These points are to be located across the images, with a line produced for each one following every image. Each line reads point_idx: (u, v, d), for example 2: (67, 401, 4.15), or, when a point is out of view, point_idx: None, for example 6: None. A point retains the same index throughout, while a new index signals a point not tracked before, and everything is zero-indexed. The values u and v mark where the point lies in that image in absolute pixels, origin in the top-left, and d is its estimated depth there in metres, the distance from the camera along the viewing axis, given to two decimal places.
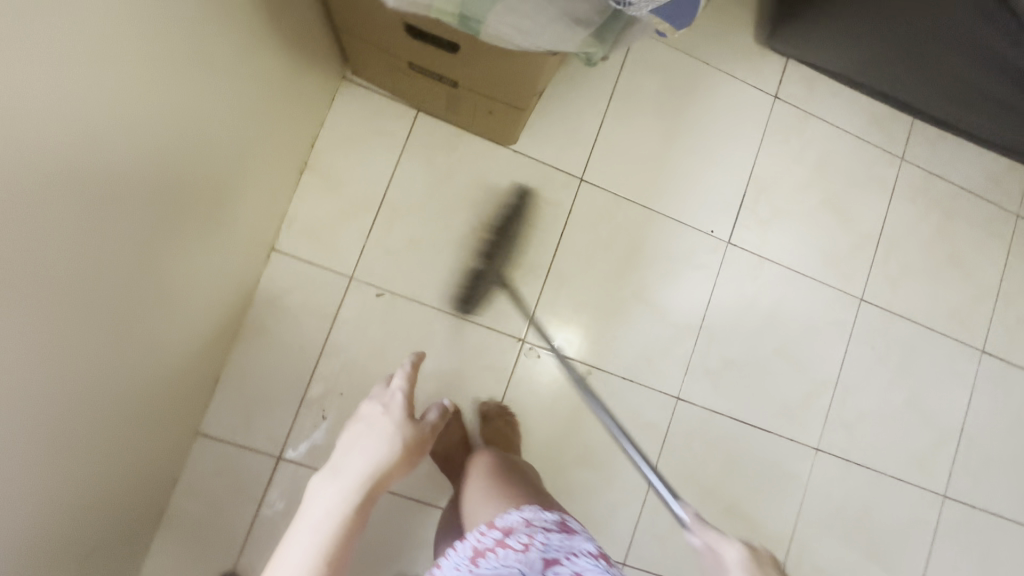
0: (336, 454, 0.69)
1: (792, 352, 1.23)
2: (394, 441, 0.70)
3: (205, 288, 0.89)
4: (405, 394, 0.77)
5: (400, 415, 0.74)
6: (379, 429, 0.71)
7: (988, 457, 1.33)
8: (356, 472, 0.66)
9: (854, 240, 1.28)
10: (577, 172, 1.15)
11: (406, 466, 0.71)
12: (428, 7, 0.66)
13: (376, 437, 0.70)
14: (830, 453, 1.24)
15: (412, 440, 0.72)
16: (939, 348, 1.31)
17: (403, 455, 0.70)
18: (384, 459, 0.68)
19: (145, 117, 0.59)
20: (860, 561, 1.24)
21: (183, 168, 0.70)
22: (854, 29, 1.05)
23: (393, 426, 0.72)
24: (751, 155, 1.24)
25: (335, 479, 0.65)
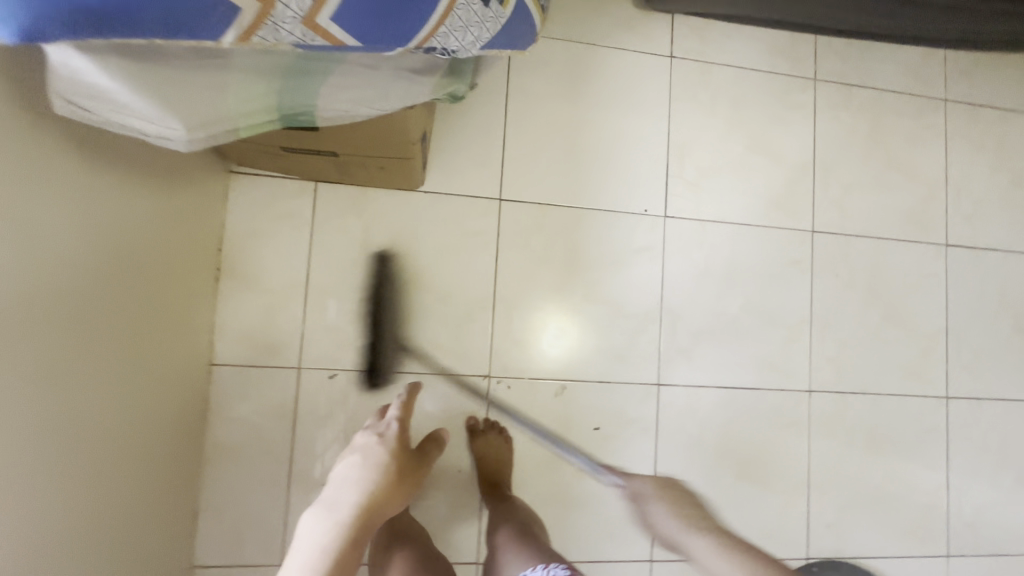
0: (337, 474, 0.71)
1: (760, 304, 1.21)
2: (384, 470, 0.72)
3: (159, 412, 0.87)
4: (403, 424, 0.80)
5: (393, 444, 0.76)
6: (376, 455, 0.74)
7: (983, 346, 1.31)
8: (349, 501, 0.67)
9: (791, 174, 1.25)
10: (494, 194, 1.12)
11: (400, 501, 0.72)
12: (237, 132, 0.57)
13: (370, 464, 0.72)
14: (824, 391, 1.23)
15: (407, 459, 0.76)
16: (903, 255, 1.29)
17: (395, 484, 0.71)
18: (376, 488, 0.69)
19: (42, 245, 0.59)
20: (882, 485, 1.23)
21: (105, 310, 0.71)
22: None
23: (390, 454, 0.74)
24: (663, 123, 1.20)
25: (329, 514, 0.65)
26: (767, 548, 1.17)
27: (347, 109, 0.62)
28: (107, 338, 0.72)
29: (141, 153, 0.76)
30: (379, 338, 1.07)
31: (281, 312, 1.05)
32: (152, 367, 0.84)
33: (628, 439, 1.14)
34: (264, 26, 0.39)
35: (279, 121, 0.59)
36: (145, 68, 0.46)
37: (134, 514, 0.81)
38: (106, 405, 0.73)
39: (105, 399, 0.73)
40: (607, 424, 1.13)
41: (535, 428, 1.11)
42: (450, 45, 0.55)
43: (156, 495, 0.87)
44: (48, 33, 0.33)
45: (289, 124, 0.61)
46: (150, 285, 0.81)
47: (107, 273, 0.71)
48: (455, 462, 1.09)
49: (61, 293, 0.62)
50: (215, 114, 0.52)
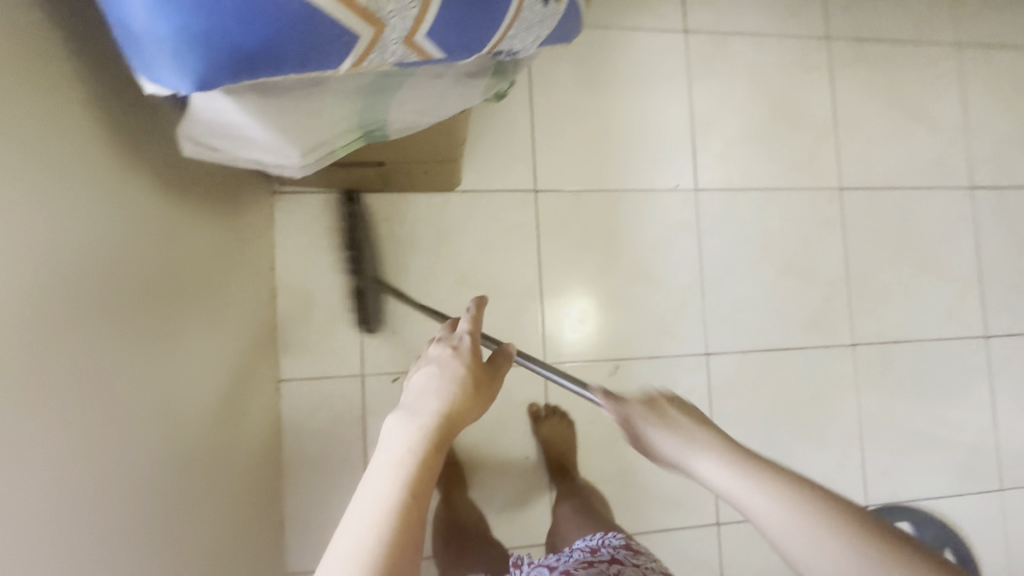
0: (404, 402, 0.49)
1: (796, 265, 1.23)
2: (463, 379, 0.51)
3: (246, 431, 0.88)
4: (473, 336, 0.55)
5: (469, 356, 0.53)
6: (449, 365, 0.52)
7: (1016, 282, 1.33)
8: (435, 410, 0.47)
9: (813, 134, 1.27)
10: (529, 185, 1.14)
11: (481, 411, 0.52)
12: (334, 153, 0.60)
13: (445, 373, 0.51)
14: (868, 343, 1.25)
15: (484, 371, 0.53)
16: (930, 202, 1.31)
17: (475, 395, 0.51)
18: (459, 397, 0.49)
19: (161, 250, 0.58)
20: (932, 427, 1.26)
21: (171, 278, 0.60)
22: None
23: (464, 366, 0.52)
24: (685, 97, 1.22)
25: (415, 423, 0.46)
26: None
27: (413, 118, 0.66)
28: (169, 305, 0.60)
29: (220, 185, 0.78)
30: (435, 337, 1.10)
31: (339, 323, 1.08)
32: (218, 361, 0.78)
33: None
34: (374, 50, 0.41)
35: (360, 137, 0.62)
36: (264, 105, 0.45)
37: (237, 532, 0.83)
38: (177, 386, 0.62)
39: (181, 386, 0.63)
40: None
41: (595, 408, 1.14)
42: (513, 48, 0.58)
43: (252, 509, 0.91)
44: (219, 85, 0.35)
45: (367, 140, 0.64)
46: (205, 263, 0.72)
47: (172, 250, 0.61)
48: (522, 449, 1.12)
49: (158, 291, 0.57)
50: (319, 137, 0.53)
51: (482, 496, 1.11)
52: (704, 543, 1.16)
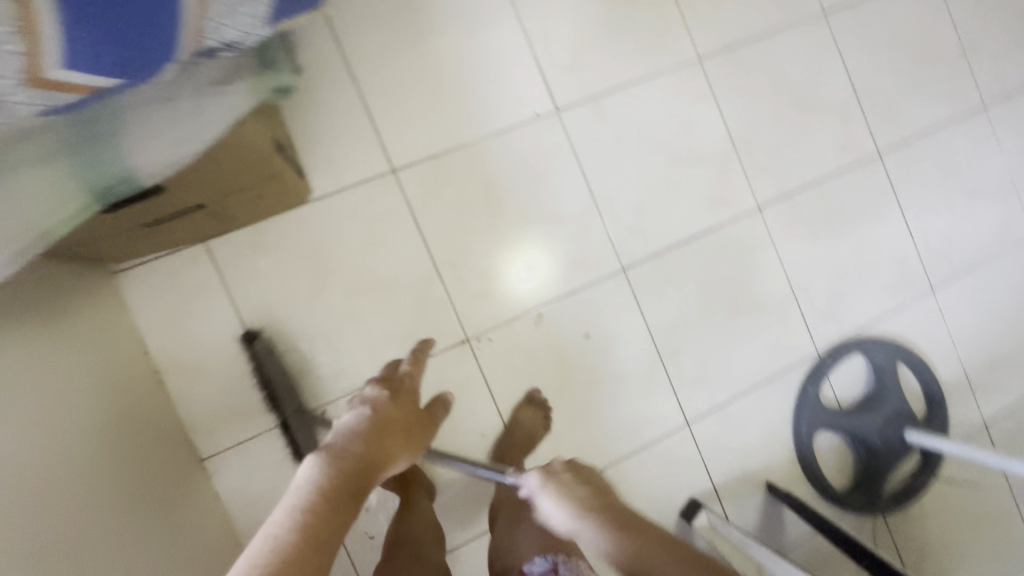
0: (333, 445, 0.53)
1: (680, 151, 1.20)
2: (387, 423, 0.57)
3: (172, 521, 0.85)
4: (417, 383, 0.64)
5: (404, 401, 0.61)
6: (381, 413, 0.58)
7: (892, 92, 1.33)
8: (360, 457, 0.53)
9: (656, 10, 1.20)
10: (385, 168, 1.06)
11: (404, 456, 0.58)
12: (47, 235, 0.50)
13: (371, 419, 0.57)
14: (772, 202, 1.25)
15: (411, 415, 0.61)
16: (791, 41, 1.27)
17: (400, 440, 0.58)
18: (382, 440, 0.56)
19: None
20: (855, 258, 1.28)
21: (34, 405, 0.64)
22: None
23: (397, 417, 0.59)
24: (514, 17, 1.12)
25: (335, 475, 0.50)
26: (784, 360, 1.23)
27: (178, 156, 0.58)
28: (76, 450, 0.70)
29: (47, 295, 0.76)
30: (348, 356, 1.04)
31: (242, 380, 1.00)
32: (125, 463, 0.80)
33: (620, 330, 1.15)
34: None
35: (88, 202, 0.53)
36: None
37: None
38: (85, 504, 0.67)
39: (102, 504, 0.70)
40: (594, 327, 1.14)
41: (534, 363, 1.11)
42: (241, 39, 0.51)
43: None
44: None
45: (102, 201, 0.54)
46: (78, 384, 0.76)
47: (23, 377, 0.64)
48: (477, 429, 1.09)
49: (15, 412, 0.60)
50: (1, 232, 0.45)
51: (454, 487, 1.09)
52: (681, 446, 1.17)
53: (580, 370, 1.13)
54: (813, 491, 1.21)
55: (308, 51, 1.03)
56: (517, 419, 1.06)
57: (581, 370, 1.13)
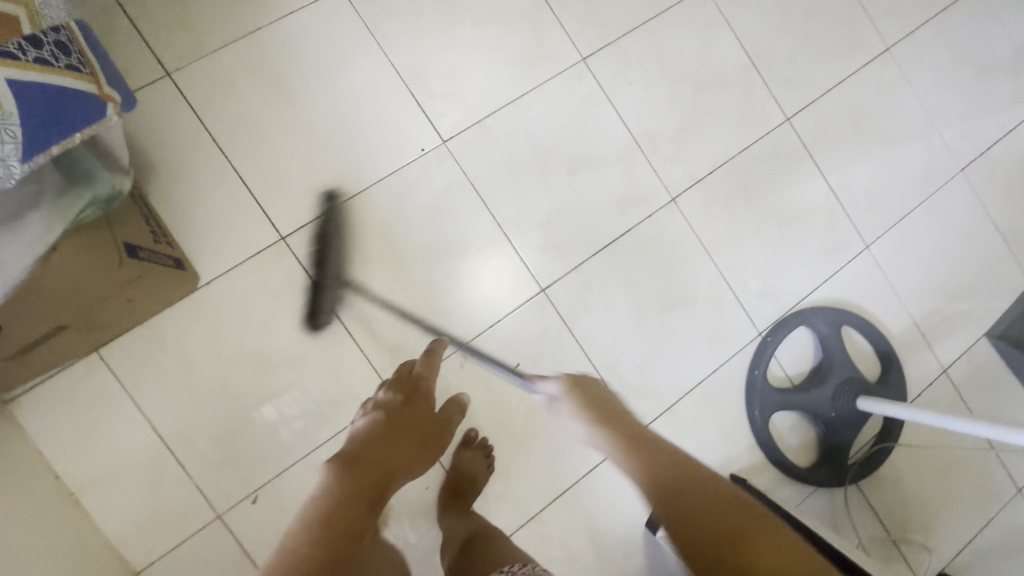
0: (354, 449, 0.67)
1: (581, 157, 1.16)
2: (396, 424, 0.74)
3: None
4: (422, 398, 0.80)
5: (404, 413, 0.76)
6: (389, 426, 0.73)
7: (790, 53, 1.29)
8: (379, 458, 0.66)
9: (527, 19, 1.16)
10: (274, 235, 1.02)
11: (418, 452, 0.72)
12: None
13: (380, 427, 0.72)
14: (686, 189, 1.21)
15: (415, 422, 0.76)
16: (676, 22, 1.23)
17: (411, 442, 0.72)
18: (394, 440, 0.70)
19: None
20: (781, 230, 1.25)
21: None
22: None
23: (404, 427, 0.74)
24: (380, 55, 1.09)
25: (357, 468, 0.63)
26: (726, 348, 1.20)
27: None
28: None
29: None
30: (271, 436, 1.00)
31: (164, 483, 0.97)
32: None
33: (550, 352, 1.12)
34: None
35: None
36: None
37: None
38: None
39: None
40: (523, 354, 1.11)
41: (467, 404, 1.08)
42: None
43: None
44: None
45: None
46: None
47: None
48: (421, 483, 1.06)
49: None
50: None
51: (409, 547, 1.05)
52: None
53: (517, 400, 1.10)
54: (779, 474, 1.18)
55: (170, 133, 0.99)
56: (457, 463, 1.04)
57: (517, 401, 1.10)
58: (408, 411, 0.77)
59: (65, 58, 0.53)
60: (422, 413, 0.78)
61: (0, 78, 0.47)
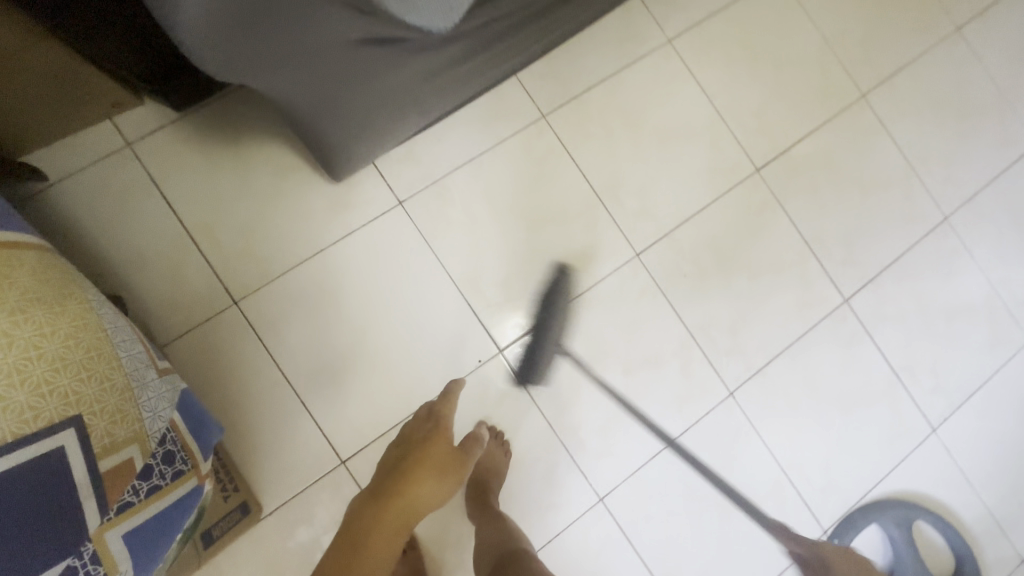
0: (378, 482, 0.71)
1: (637, 356, 1.15)
2: (426, 451, 0.74)
3: None
4: (442, 422, 0.79)
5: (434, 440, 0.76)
6: (410, 453, 0.74)
7: (846, 232, 1.27)
8: (400, 491, 0.69)
9: (582, 218, 1.16)
10: (334, 458, 1.03)
11: (445, 489, 0.72)
12: None
13: (402, 450, 0.75)
14: (744, 381, 1.18)
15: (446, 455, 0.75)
16: (730, 210, 1.22)
17: (441, 476, 0.72)
18: (421, 478, 0.71)
19: None
20: (844, 416, 1.21)
21: None
22: (370, 110, 0.90)
23: (426, 460, 0.73)
24: (438, 267, 1.10)
25: (374, 503, 0.67)
26: (791, 549, 1.15)
27: None
28: None
29: None
30: None
31: None
32: None
33: (609, 565, 1.09)
34: None
35: None
36: None
37: None
38: None
39: None
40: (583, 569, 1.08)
41: None
42: None
43: None
44: None
45: None
46: None
47: None
48: None
49: None
50: None
51: None
52: None
53: None
54: None
55: (238, 362, 1.02)
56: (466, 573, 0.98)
57: None
58: (431, 434, 0.77)
59: (170, 466, 0.56)
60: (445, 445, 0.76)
61: (119, 536, 0.49)
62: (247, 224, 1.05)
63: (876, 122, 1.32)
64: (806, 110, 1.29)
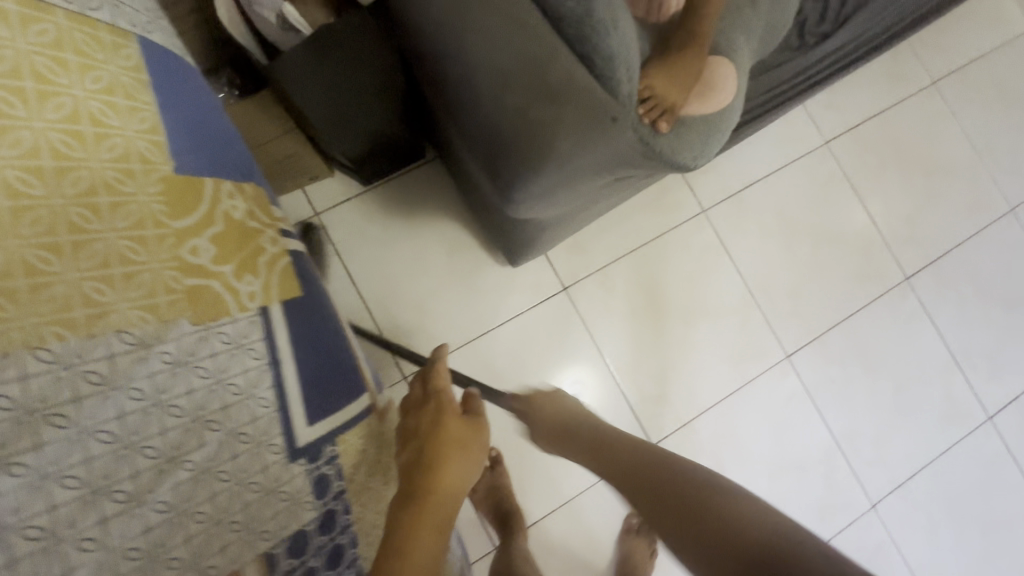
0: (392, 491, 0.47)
1: (784, 460, 1.14)
2: (424, 430, 0.50)
3: None
4: (440, 392, 0.53)
5: (430, 417, 0.51)
6: (419, 439, 0.49)
7: (992, 348, 1.26)
8: (425, 493, 0.46)
9: (736, 315, 1.17)
10: (488, 544, 1.01)
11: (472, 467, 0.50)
12: None
13: (400, 443, 0.50)
14: (886, 494, 1.16)
15: (451, 426, 0.50)
16: (879, 317, 1.22)
17: (461, 455, 0.49)
18: (434, 464, 0.47)
19: None
20: (982, 537, 1.19)
21: None
22: (584, 218, 0.91)
23: (435, 441, 0.49)
24: (597, 354, 1.11)
25: (405, 509, 0.44)
26: None
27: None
28: None
29: None
30: None
31: None
32: None
33: None
34: None
35: None
36: None
37: None
38: None
39: None
40: None
41: None
42: None
43: None
44: None
45: None
46: None
47: None
48: None
49: None
50: None
51: None
52: None
53: None
54: None
55: None
56: None
57: None
58: (435, 410, 0.51)
59: None
60: (449, 415, 0.51)
61: None
62: (420, 301, 1.07)
63: (1022, 238, 1.32)
64: (956, 221, 1.29)
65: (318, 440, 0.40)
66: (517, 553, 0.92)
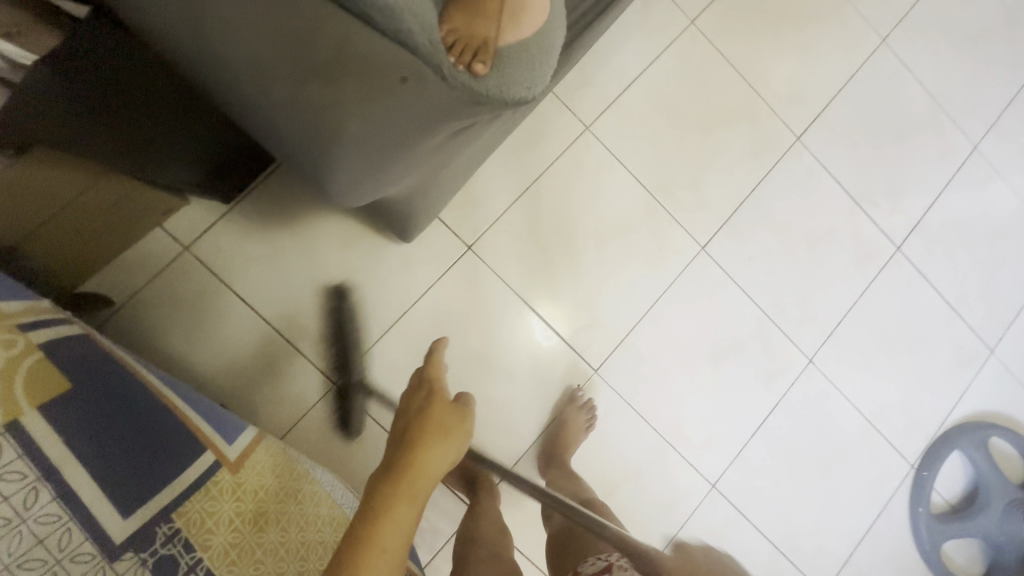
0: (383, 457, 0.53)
1: (721, 344, 1.19)
2: (419, 414, 0.56)
3: None
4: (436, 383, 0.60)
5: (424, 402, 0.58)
6: (412, 421, 0.56)
7: (889, 182, 1.30)
8: (408, 462, 0.51)
9: (644, 223, 1.17)
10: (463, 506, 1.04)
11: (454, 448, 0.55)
12: None
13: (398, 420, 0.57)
14: (820, 347, 1.24)
15: (441, 412, 0.57)
16: (779, 184, 1.24)
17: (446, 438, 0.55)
18: (424, 442, 0.53)
19: None
20: (912, 357, 1.29)
21: None
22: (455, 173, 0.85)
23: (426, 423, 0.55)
24: (519, 301, 1.10)
25: (386, 481, 0.49)
26: (887, 489, 1.25)
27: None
28: None
29: None
30: None
31: None
32: None
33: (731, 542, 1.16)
34: None
35: None
36: None
37: None
38: None
39: None
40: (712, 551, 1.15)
41: None
42: None
43: None
44: None
45: None
46: None
47: None
48: None
49: None
50: None
51: None
52: None
53: None
54: None
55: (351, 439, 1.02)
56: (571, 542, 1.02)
57: None
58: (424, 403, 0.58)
59: None
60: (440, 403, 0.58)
61: None
62: (326, 304, 1.03)
63: (899, 67, 1.33)
64: (832, 67, 1.29)
65: (147, 524, 0.49)
66: (486, 509, 0.95)
